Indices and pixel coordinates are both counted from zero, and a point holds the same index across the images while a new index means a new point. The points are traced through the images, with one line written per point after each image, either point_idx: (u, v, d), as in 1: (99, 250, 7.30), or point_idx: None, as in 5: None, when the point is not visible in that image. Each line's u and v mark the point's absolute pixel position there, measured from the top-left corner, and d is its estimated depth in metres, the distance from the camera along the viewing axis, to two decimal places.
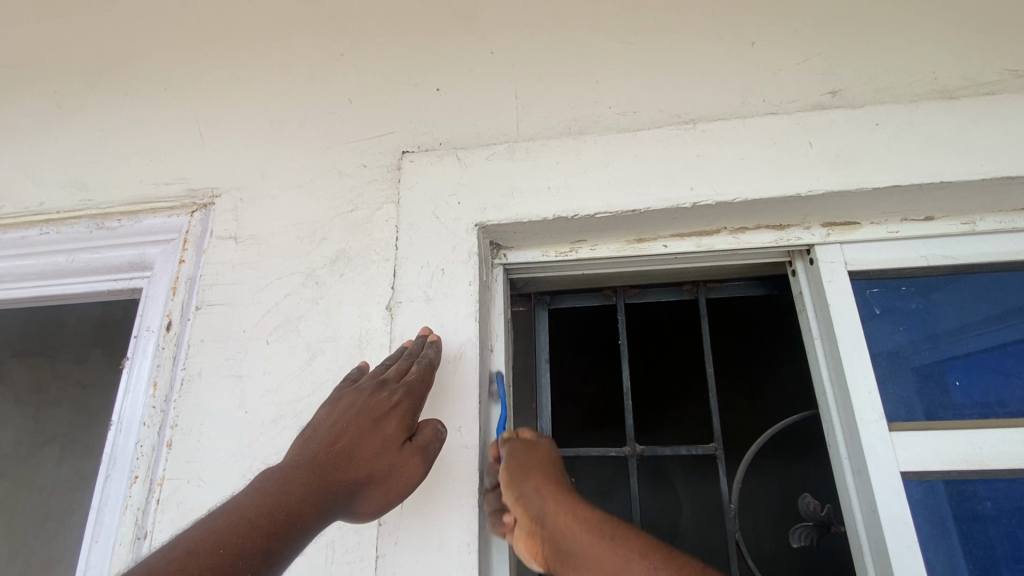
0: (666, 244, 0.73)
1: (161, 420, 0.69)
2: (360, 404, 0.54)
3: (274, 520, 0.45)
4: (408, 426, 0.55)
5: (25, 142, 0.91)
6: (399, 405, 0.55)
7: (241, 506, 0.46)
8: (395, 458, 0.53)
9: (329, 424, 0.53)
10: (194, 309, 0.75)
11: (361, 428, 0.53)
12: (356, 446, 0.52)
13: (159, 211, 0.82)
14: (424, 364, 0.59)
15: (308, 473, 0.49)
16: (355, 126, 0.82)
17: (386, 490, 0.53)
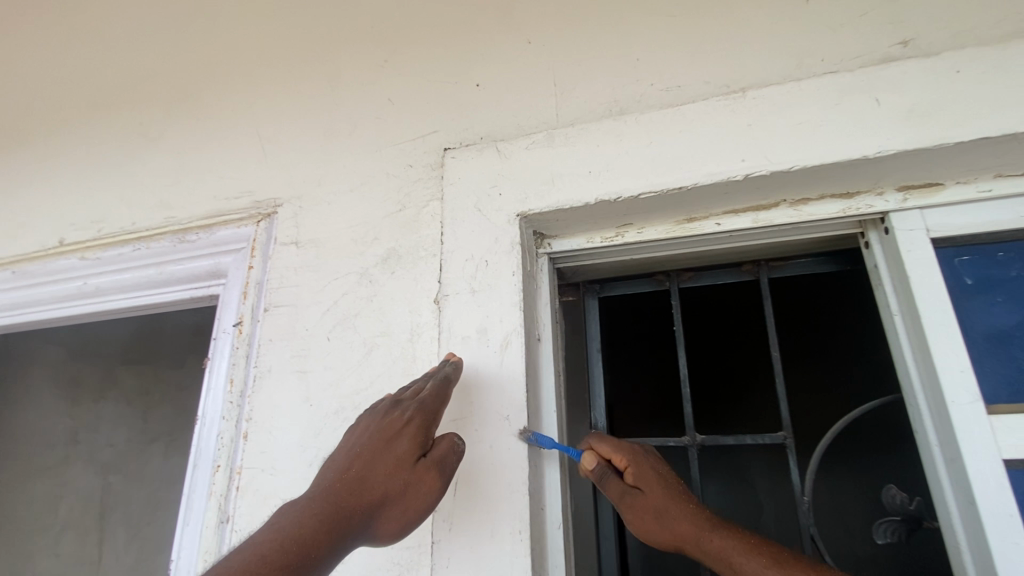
0: (717, 222, 0.69)
1: (237, 414, 0.75)
2: (376, 426, 0.56)
3: (295, 548, 0.47)
4: (421, 442, 0.56)
5: (119, 170, 1.02)
6: (411, 423, 0.56)
7: (266, 535, 0.48)
8: (410, 475, 0.55)
9: (346, 449, 0.56)
10: (263, 311, 0.80)
11: (375, 449, 0.55)
12: (371, 467, 0.54)
13: (230, 222, 0.89)
14: (439, 380, 0.60)
15: (325, 499, 0.51)
16: (401, 129, 0.85)
17: (406, 511, 0.54)
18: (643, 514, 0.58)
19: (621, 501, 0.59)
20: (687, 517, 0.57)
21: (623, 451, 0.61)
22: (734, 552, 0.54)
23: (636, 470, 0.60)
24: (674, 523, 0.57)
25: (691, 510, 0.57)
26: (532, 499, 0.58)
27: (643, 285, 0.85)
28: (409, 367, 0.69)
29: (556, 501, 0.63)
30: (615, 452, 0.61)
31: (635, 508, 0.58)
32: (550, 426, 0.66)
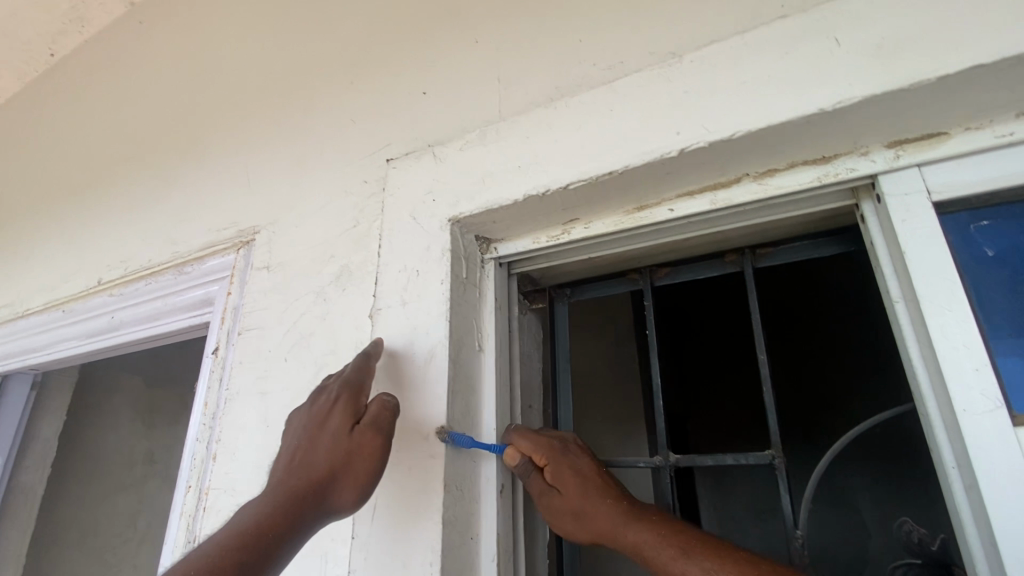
0: (670, 208, 0.60)
1: (209, 435, 0.78)
2: (309, 418, 0.56)
3: (247, 540, 0.47)
4: (352, 411, 0.56)
5: (144, 213, 1.13)
6: (339, 402, 0.56)
7: (219, 538, 0.47)
8: (350, 445, 0.54)
9: (285, 447, 0.56)
10: (236, 335, 0.83)
11: (311, 437, 0.55)
12: (310, 452, 0.54)
13: (219, 252, 0.94)
14: (360, 356, 0.60)
15: (271, 491, 0.51)
16: (358, 146, 0.85)
17: (356, 478, 0.53)
18: (562, 514, 0.55)
19: (547, 511, 0.56)
20: (607, 514, 0.53)
21: (542, 447, 0.57)
22: (648, 548, 0.49)
23: (555, 470, 0.56)
24: (594, 521, 0.53)
25: (613, 507, 0.53)
26: (451, 529, 0.54)
27: (617, 285, 0.77)
28: None
29: (489, 529, 0.57)
30: (535, 451, 0.57)
31: (560, 515, 0.55)
32: (488, 447, 0.61)
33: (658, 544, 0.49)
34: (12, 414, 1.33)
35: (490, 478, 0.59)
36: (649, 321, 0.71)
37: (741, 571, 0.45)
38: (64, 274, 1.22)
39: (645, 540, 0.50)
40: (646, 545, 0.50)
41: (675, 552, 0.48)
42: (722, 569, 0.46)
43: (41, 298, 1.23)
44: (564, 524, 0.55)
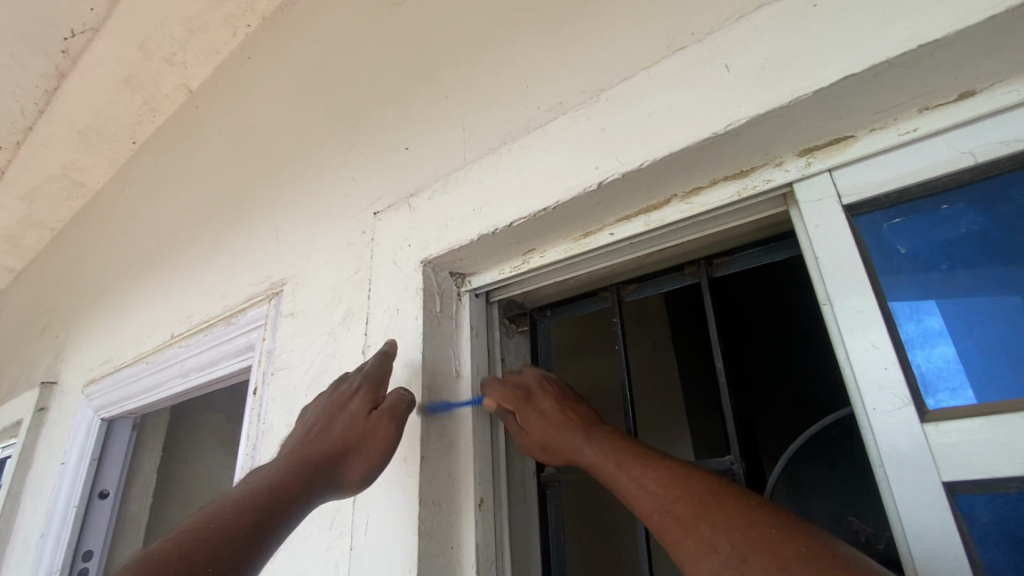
0: (611, 232, 0.64)
1: (251, 463, 0.91)
2: (332, 401, 0.65)
3: (272, 484, 0.55)
4: (372, 399, 0.64)
5: (203, 273, 1.32)
6: (360, 390, 0.65)
7: (250, 482, 0.56)
8: (366, 427, 0.62)
9: (310, 423, 0.64)
10: (271, 374, 0.96)
11: (333, 416, 0.64)
12: (332, 428, 0.62)
13: (256, 303, 1.08)
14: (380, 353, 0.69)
15: (296, 454, 0.59)
16: (356, 199, 0.95)
17: (367, 459, 0.61)
18: (535, 447, 0.65)
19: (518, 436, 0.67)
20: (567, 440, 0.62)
21: (513, 391, 0.67)
22: (594, 466, 0.58)
23: (523, 417, 0.66)
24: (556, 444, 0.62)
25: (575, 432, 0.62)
26: (429, 538, 0.61)
27: (592, 304, 0.82)
28: None
29: (469, 538, 0.64)
30: (508, 395, 0.67)
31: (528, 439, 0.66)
32: (466, 463, 0.68)
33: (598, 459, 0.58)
34: (117, 453, 1.57)
35: (468, 492, 0.66)
36: (619, 337, 0.75)
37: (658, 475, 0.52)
38: (148, 330, 1.44)
39: (594, 460, 0.58)
40: (593, 464, 0.58)
41: (610, 464, 0.56)
42: (647, 475, 0.52)
43: (132, 352, 1.46)
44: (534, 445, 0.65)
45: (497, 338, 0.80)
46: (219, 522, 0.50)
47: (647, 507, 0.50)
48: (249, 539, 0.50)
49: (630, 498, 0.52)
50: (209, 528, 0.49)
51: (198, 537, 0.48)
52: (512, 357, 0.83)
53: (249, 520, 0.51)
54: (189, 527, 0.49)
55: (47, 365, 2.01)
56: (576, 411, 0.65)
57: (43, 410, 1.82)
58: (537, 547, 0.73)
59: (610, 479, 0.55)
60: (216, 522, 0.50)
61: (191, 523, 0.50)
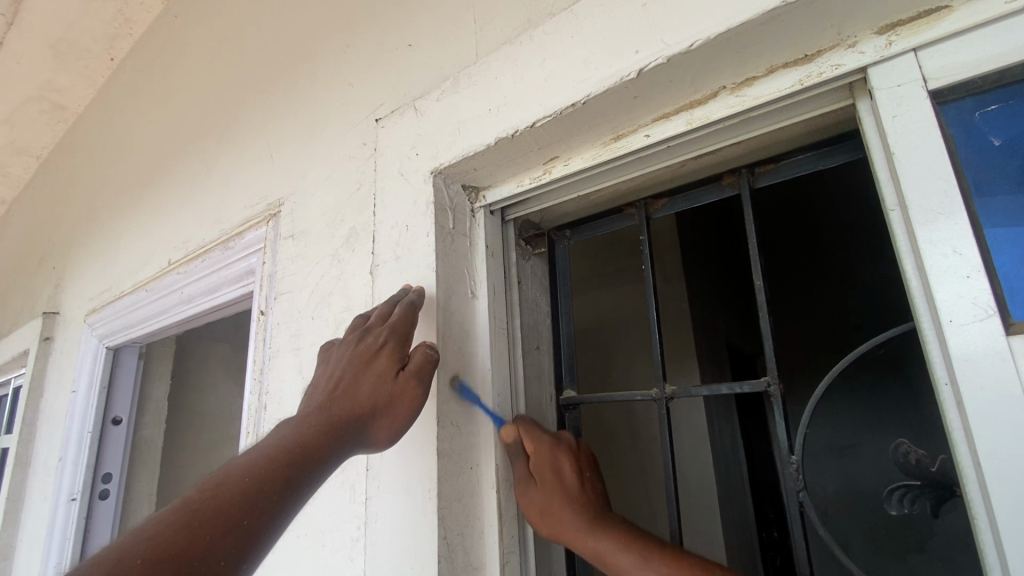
0: (647, 133, 0.57)
1: (259, 388, 0.88)
2: (353, 354, 0.59)
3: (295, 448, 0.50)
4: (398, 358, 0.58)
5: (196, 196, 1.25)
6: (385, 345, 0.59)
7: (267, 446, 0.50)
8: (394, 390, 0.57)
9: (327, 379, 0.58)
10: (274, 300, 0.91)
11: (354, 374, 0.57)
12: (353, 387, 0.57)
13: (254, 226, 1.02)
14: (407, 300, 0.61)
15: (314, 416, 0.54)
16: (355, 109, 0.86)
17: (393, 419, 0.56)
18: (534, 504, 0.59)
19: (520, 489, 0.60)
20: (584, 514, 0.57)
21: (542, 442, 0.61)
22: (609, 553, 0.54)
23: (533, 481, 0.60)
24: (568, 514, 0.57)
25: (593, 513, 0.58)
26: (448, 459, 0.59)
27: (614, 222, 0.75)
28: None
29: (490, 459, 0.62)
30: (533, 441, 0.61)
31: (531, 500, 0.59)
32: (484, 386, 0.65)
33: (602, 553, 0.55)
34: (127, 382, 1.57)
35: (488, 413, 0.64)
36: (645, 256, 0.70)
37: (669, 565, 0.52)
38: (144, 259, 1.39)
39: (608, 548, 0.55)
40: (608, 554, 0.54)
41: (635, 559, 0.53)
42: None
43: (131, 281, 1.42)
44: (534, 512, 0.59)
45: (512, 257, 0.74)
46: (240, 494, 0.45)
47: None
48: (270, 514, 0.45)
49: None
50: (225, 502, 0.44)
51: (221, 499, 0.44)
52: (529, 279, 0.77)
53: (269, 492, 0.46)
54: (200, 501, 0.44)
55: (47, 295, 1.99)
56: (589, 482, 0.62)
57: (48, 340, 1.81)
58: None
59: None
60: (234, 494, 0.45)
61: (202, 491, 0.45)
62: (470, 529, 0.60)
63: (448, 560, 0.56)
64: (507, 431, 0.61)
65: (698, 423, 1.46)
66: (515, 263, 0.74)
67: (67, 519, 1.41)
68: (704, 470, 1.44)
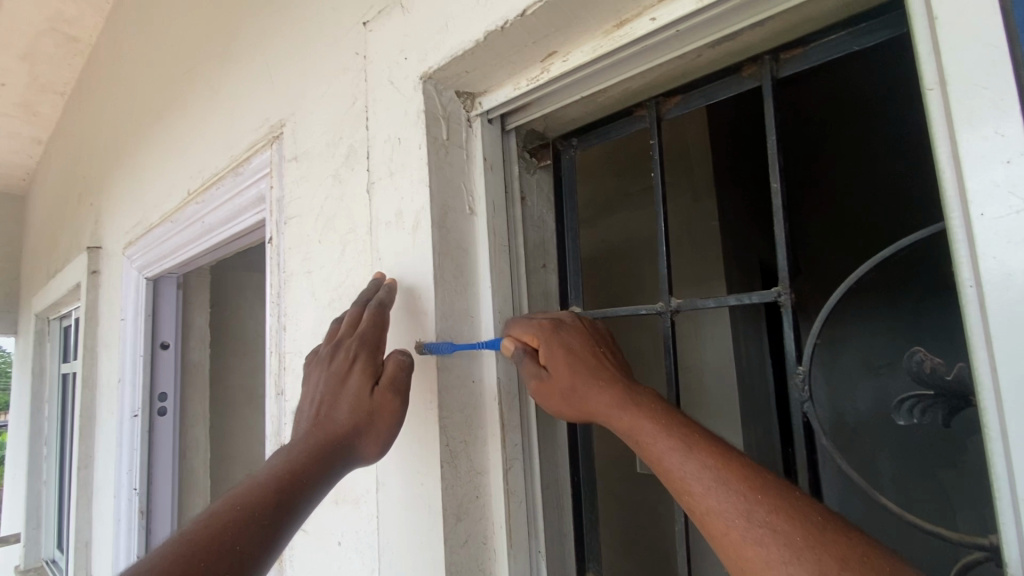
0: (652, 17, 0.50)
1: (278, 310, 0.91)
2: (328, 375, 0.60)
3: (283, 476, 0.51)
4: (370, 373, 0.60)
5: (205, 124, 1.24)
6: (356, 359, 0.60)
7: (256, 477, 0.52)
8: (371, 403, 0.58)
9: (310, 401, 0.60)
10: (284, 223, 0.91)
11: (333, 392, 0.59)
12: (334, 408, 0.58)
13: (261, 149, 1.01)
14: (373, 303, 0.63)
15: (300, 443, 0.55)
16: (345, 13, 0.80)
17: (376, 433, 0.57)
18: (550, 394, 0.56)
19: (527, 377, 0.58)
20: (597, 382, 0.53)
21: (535, 327, 0.59)
22: (619, 408, 0.50)
23: (548, 350, 0.57)
24: (583, 383, 0.54)
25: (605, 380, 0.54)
26: (445, 374, 0.61)
27: (624, 128, 0.70)
28: (365, 256, 0.73)
29: (492, 372, 0.63)
30: (531, 332, 0.59)
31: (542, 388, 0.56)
32: (484, 302, 0.65)
33: (620, 404, 0.51)
34: (170, 309, 1.66)
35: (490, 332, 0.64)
36: (657, 161, 0.65)
37: (717, 458, 0.42)
38: (167, 189, 1.41)
39: (610, 405, 0.51)
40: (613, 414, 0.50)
41: (676, 445, 0.44)
42: (693, 437, 0.45)
43: (158, 213, 1.46)
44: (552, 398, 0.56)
45: (516, 170, 0.71)
46: (228, 523, 0.46)
47: (713, 499, 0.41)
48: (260, 540, 0.47)
49: (678, 464, 0.43)
50: (215, 535, 0.45)
51: (213, 528, 0.46)
52: (535, 194, 0.74)
53: (263, 521, 0.48)
54: (191, 535, 0.45)
55: (90, 230, 2.08)
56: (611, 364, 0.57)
57: (96, 273, 1.92)
58: None
59: (641, 435, 0.47)
60: (227, 526, 0.46)
61: (194, 527, 0.47)
62: (473, 438, 0.63)
63: (451, 466, 0.59)
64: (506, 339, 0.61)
65: (721, 340, 1.44)
66: (517, 178, 0.71)
67: (133, 432, 1.56)
68: (727, 388, 1.43)
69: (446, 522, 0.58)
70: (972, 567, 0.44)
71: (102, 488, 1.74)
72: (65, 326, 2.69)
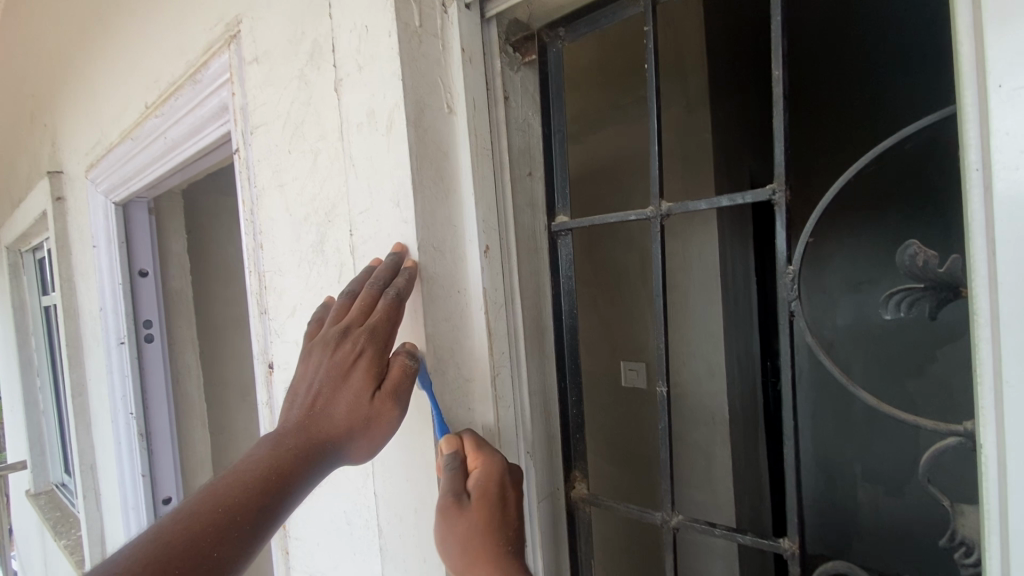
0: None
1: (253, 227, 0.87)
2: (329, 362, 0.55)
3: (272, 474, 0.49)
4: (376, 373, 0.55)
5: (154, 25, 1.12)
6: (363, 355, 0.55)
7: (245, 467, 0.50)
8: (369, 409, 0.55)
9: (305, 386, 0.56)
10: (250, 134, 0.85)
11: (332, 385, 0.55)
12: (330, 404, 0.54)
13: (218, 52, 0.92)
14: (390, 296, 0.55)
15: (295, 435, 0.53)
16: None
17: (372, 438, 0.55)
18: (462, 525, 0.54)
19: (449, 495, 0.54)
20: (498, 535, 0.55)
21: (485, 458, 0.57)
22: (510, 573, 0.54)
23: (480, 488, 0.55)
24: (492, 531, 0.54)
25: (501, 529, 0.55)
26: (429, 285, 0.59)
27: (615, 18, 0.63)
28: (339, 164, 0.68)
29: (476, 281, 0.62)
30: (477, 461, 0.56)
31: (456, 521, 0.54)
32: (466, 208, 0.62)
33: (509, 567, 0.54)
34: (143, 235, 1.61)
35: (473, 241, 0.61)
36: (650, 50, 0.60)
37: None
38: (123, 105, 1.31)
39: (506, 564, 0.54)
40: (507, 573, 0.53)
41: None
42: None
43: (117, 131, 1.36)
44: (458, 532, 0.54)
45: (498, 65, 0.65)
46: (210, 525, 0.45)
47: None
48: (242, 545, 0.46)
49: None
50: (197, 537, 0.44)
51: (196, 527, 0.44)
52: (520, 94, 0.69)
53: (248, 524, 0.46)
54: (173, 532, 0.44)
55: (47, 155, 1.95)
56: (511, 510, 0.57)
57: (61, 200, 1.83)
58: (549, 293, 0.71)
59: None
60: (208, 527, 0.44)
61: (178, 519, 0.45)
62: (461, 348, 0.63)
63: (439, 373, 0.60)
64: (450, 454, 0.56)
65: (709, 257, 1.44)
66: (500, 75, 0.65)
67: (121, 358, 1.56)
68: (712, 304, 1.45)
69: (435, 425, 0.59)
70: (943, 451, 0.45)
71: (98, 413, 1.76)
72: (39, 259, 2.61)
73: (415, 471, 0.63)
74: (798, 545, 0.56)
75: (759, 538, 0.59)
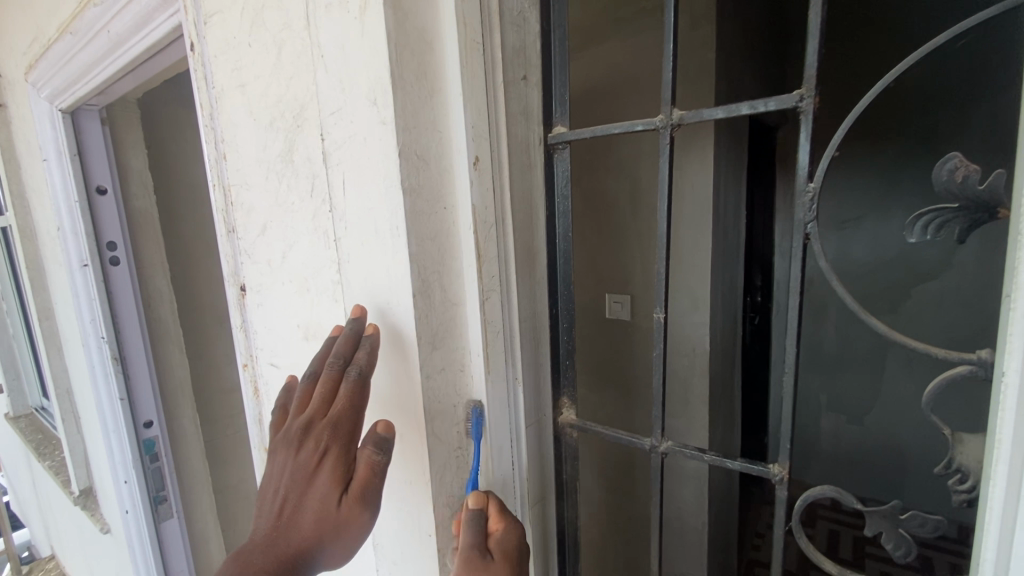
0: None
1: (214, 134, 0.78)
2: (294, 465, 0.52)
3: None
4: (342, 472, 0.52)
5: None
6: (328, 453, 0.52)
7: None
8: (337, 516, 0.51)
9: (273, 491, 0.53)
10: (202, 24, 0.74)
11: (298, 491, 0.52)
12: (298, 511, 0.52)
13: None
14: (352, 379, 0.55)
15: (261, 553, 0.50)
16: None
17: (344, 544, 0.52)
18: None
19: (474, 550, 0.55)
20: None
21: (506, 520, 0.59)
22: None
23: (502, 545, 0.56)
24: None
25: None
26: (414, 199, 0.54)
27: None
28: (305, 58, 0.60)
29: (465, 195, 0.56)
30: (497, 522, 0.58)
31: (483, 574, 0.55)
32: (452, 110, 0.55)
33: None
34: (98, 148, 1.48)
35: (461, 149, 0.55)
36: None
37: None
38: None
39: None
40: None
41: None
42: None
43: (54, 26, 1.20)
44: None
45: None
46: None
47: None
48: None
49: None
50: None
51: None
52: None
53: None
54: None
55: None
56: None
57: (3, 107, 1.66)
58: (543, 214, 0.66)
59: None
60: None
61: None
62: (448, 268, 0.58)
63: (423, 295, 0.56)
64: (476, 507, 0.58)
65: (703, 186, 1.38)
66: None
67: (86, 281, 1.48)
68: (702, 235, 1.41)
69: (421, 349, 0.56)
70: (950, 379, 0.42)
71: (69, 338, 1.71)
72: None
73: (401, 396, 0.60)
74: (787, 470, 0.55)
75: (746, 463, 0.59)
